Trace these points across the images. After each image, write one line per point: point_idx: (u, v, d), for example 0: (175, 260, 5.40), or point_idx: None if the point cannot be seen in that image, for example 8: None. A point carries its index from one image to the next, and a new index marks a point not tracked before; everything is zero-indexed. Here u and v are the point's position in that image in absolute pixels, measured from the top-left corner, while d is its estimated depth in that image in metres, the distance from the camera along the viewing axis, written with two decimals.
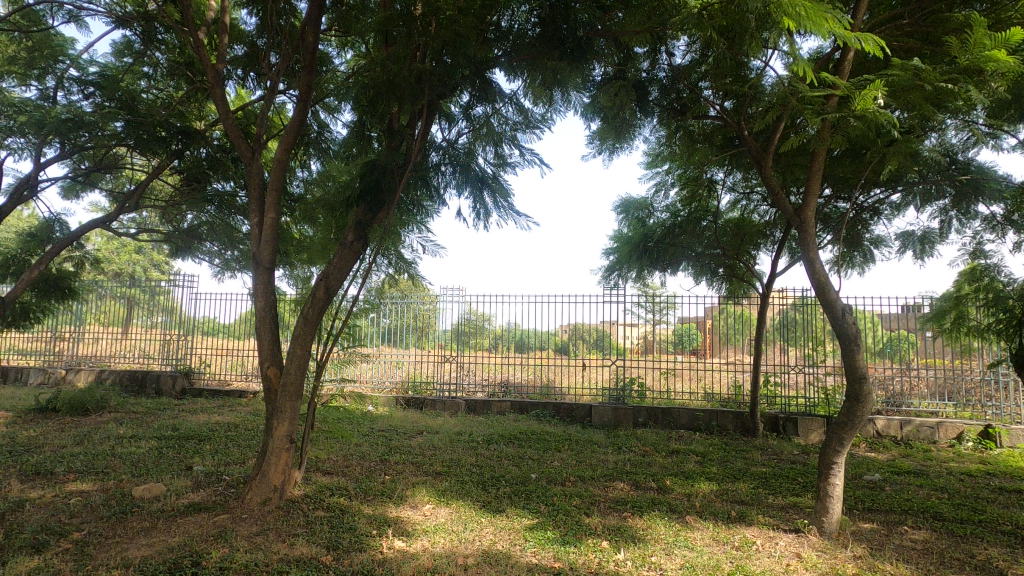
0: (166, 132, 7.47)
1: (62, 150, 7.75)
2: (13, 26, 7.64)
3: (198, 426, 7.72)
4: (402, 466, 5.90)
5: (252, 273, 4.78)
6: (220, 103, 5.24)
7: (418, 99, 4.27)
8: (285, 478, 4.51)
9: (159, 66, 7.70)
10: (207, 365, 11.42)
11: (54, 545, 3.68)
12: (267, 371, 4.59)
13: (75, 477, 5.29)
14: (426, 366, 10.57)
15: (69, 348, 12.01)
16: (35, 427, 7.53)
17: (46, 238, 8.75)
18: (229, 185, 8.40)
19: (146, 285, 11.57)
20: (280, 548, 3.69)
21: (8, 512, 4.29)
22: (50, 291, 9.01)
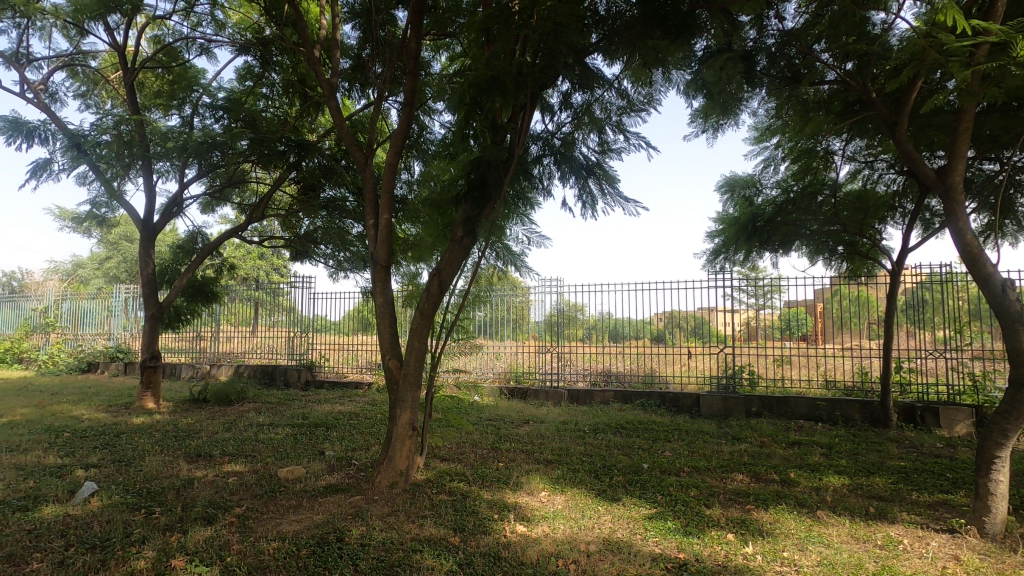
0: (285, 145, 8.16)
1: (200, 170, 8.72)
2: (158, 63, 8.69)
3: (325, 415, 8.40)
4: (514, 454, 6.05)
5: (370, 271, 5.10)
6: (335, 114, 5.62)
7: (521, 92, 4.32)
8: (409, 463, 4.79)
9: (275, 85, 8.42)
10: (326, 360, 12.41)
11: (222, 518, 4.18)
12: (389, 363, 4.90)
13: (229, 458, 5.98)
14: (526, 357, 10.70)
15: (211, 346, 13.52)
16: (192, 415, 8.57)
17: (193, 247, 10.08)
18: (334, 191, 9.04)
19: (268, 288, 12.68)
20: (411, 528, 3.94)
21: (182, 488, 4.94)
22: (197, 295, 10.21)
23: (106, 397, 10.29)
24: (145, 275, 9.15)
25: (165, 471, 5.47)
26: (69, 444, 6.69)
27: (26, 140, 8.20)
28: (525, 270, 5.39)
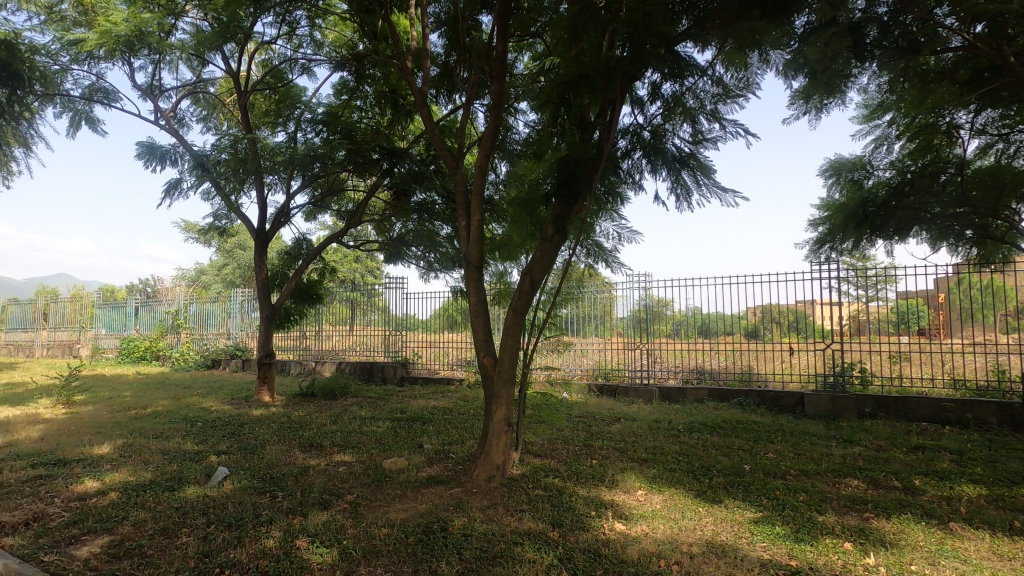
0: (378, 153, 8.58)
1: (303, 181, 9.39)
2: (266, 85, 9.47)
3: (421, 410, 8.78)
4: (607, 452, 6.00)
5: (463, 271, 5.25)
6: (426, 120, 5.82)
7: (611, 86, 4.27)
8: (505, 458, 4.90)
9: (368, 97, 8.86)
10: (419, 357, 12.93)
11: (336, 504, 4.51)
12: (483, 360, 5.04)
13: (338, 449, 6.42)
14: (613, 354, 10.54)
15: (315, 344, 14.53)
16: (303, 408, 9.27)
17: (299, 253, 10.90)
18: (424, 195, 9.39)
19: (364, 289, 13.42)
20: (510, 521, 4.04)
21: (299, 475, 5.37)
22: (304, 297, 11.02)
23: (229, 390, 11.37)
24: (259, 280, 10.01)
25: (284, 459, 5.97)
26: (202, 432, 7.47)
27: (160, 162, 9.24)
28: (615, 266, 5.33)
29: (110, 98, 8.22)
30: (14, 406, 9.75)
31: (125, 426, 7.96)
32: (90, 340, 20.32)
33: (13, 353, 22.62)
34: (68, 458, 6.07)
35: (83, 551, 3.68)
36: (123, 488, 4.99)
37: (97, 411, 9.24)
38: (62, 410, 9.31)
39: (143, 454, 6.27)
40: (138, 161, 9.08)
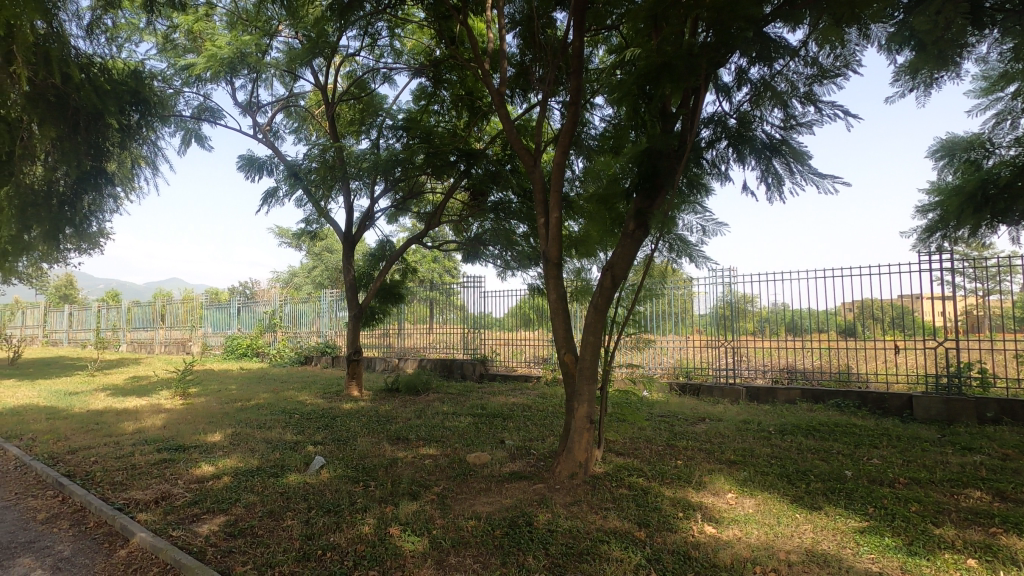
0: (455, 155, 8.78)
1: (386, 186, 9.79)
2: (350, 95, 9.98)
3: (501, 406, 8.92)
4: (693, 453, 5.81)
5: (543, 268, 5.28)
6: (504, 119, 5.88)
7: (695, 74, 4.12)
8: (588, 455, 4.87)
9: (445, 101, 9.08)
10: (497, 354, 13.11)
11: (424, 495, 4.68)
12: (564, 357, 5.05)
13: (423, 442, 6.66)
14: (695, 353, 10.18)
15: (398, 342, 15.12)
16: (389, 403, 9.69)
17: (383, 254, 11.40)
18: (500, 194, 9.49)
19: (443, 288, 13.80)
20: (595, 519, 4.01)
21: (389, 466, 5.63)
22: (388, 296, 11.50)
23: (322, 385, 12.09)
24: (347, 280, 10.56)
25: (375, 450, 6.28)
26: (300, 424, 7.99)
27: (259, 173, 9.98)
28: (700, 261, 5.15)
29: (215, 116, 8.98)
30: (141, 397, 10.91)
31: (233, 416, 8.68)
32: (200, 338, 22.27)
33: (137, 350, 25.24)
34: (187, 444, 6.71)
35: (204, 528, 4.06)
36: (234, 473, 5.44)
37: (210, 402, 10.13)
38: (180, 401, 10.29)
39: (250, 442, 6.81)
40: (240, 173, 9.87)
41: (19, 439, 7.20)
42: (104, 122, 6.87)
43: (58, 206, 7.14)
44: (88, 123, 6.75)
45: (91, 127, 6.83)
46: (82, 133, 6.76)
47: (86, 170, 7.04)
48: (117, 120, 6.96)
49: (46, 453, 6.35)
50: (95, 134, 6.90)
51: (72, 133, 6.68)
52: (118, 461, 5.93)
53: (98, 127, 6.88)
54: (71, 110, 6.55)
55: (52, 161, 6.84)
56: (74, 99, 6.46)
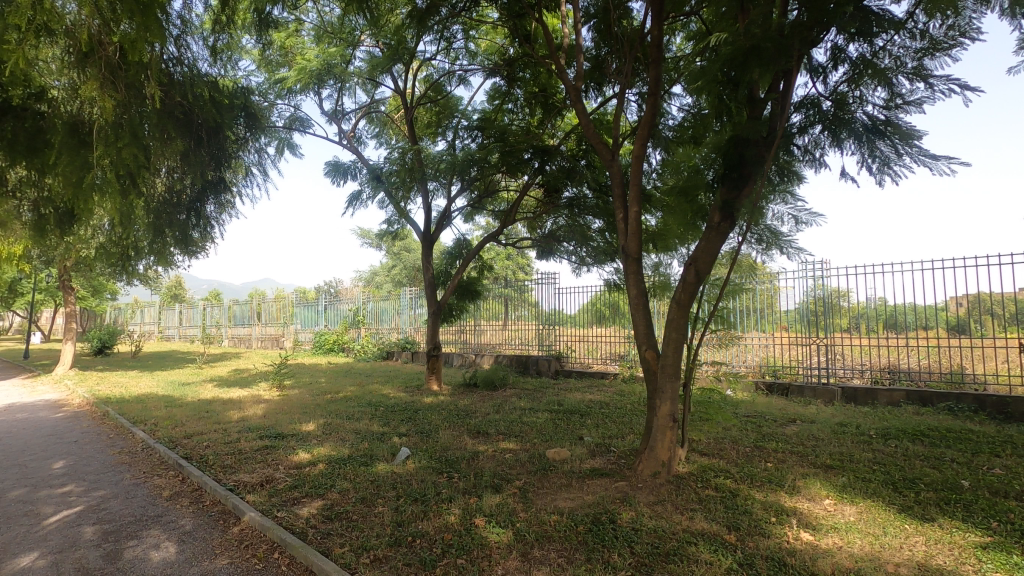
0: (530, 153, 8.82)
1: (462, 185, 10.00)
2: (427, 99, 10.26)
3: (577, 403, 8.89)
4: (783, 455, 5.52)
5: (622, 264, 5.20)
6: (581, 114, 5.81)
7: (786, 55, 3.91)
8: (671, 455, 4.75)
9: (519, 99, 9.13)
10: (573, 351, 13.05)
11: (506, 488, 4.76)
12: (645, 353, 4.97)
13: (503, 437, 6.77)
14: (782, 350, 9.63)
15: (474, 338, 15.42)
16: (467, 398, 9.92)
17: (459, 252, 11.66)
18: (574, 190, 9.43)
19: (517, 285, 13.94)
20: (681, 520, 3.91)
21: (471, 458, 5.77)
22: (465, 293, 11.76)
23: (403, 379, 12.58)
24: (426, 278, 10.91)
25: (457, 443, 6.45)
26: (385, 416, 8.36)
27: (344, 178, 10.51)
28: (792, 252, 4.87)
29: (305, 126, 9.55)
30: (243, 388, 11.85)
31: (325, 407, 9.23)
32: (291, 334, 23.78)
33: (237, 345, 27.35)
34: (285, 432, 7.21)
35: (304, 510, 4.36)
36: (328, 461, 5.78)
37: (303, 394, 10.83)
38: (277, 393, 11.06)
39: (340, 432, 7.21)
40: (327, 178, 10.44)
41: (144, 423, 8.03)
42: (223, 136, 5.68)
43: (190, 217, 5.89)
44: (212, 140, 5.57)
45: (212, 142, 5.61)
46: (205, 149, 5.52)
47: (207, 182, 5.77)
48: (232, 133, 5.86)
49: (167, 437, 7.05)
50: (217, 149, 5.68)
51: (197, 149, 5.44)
52: (227, 446, 6.47)
53: (219, 145, 5.67)
54: (194, 128, 5.32)
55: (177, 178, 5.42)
56: (202, 117, 5.30)
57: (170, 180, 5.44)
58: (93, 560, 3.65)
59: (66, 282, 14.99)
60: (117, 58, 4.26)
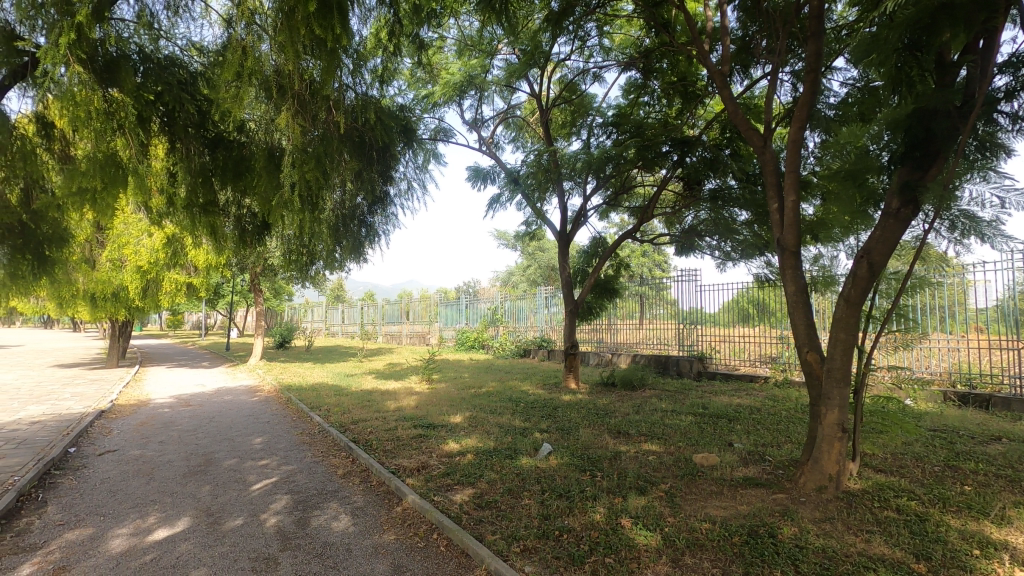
0: (668, 145, 8.45)
1: (596, 183, 9.95)
2: (562, 99, 10.33)
3: (724, 407, 8.38)
4: (986, 479, 4.70)
5: (778, 259, 4.79)
6: (727, 101, 5.42)
7: (988, 10, 3.34)
8: (840, 468, 4.29)
9: (656, 91, 8.77)
10: (717, 351, 12.30)
11: (652, 491, 4.64)
12: (807, 356, 4.56)
13: (645, 438, 6.61)
14: (979, 356, 8.17)
15: (610, 337, 15.22)
16: (606, 397, 9.84)
17: (596, 251, 11.62)
18: (717, 181, 8.91)
19: (654, 283, 13.52)
20: (855, 541, 3.52)
21: (614, 458, 5.73)
22: (604, 291, 11.69)
23: (542, 377, 12.86)
24: (564, 277, 11.04)
25: (598, 442, 6.44)
26: (525, 412, 8.61)
27: (484, 182, 11.00)
28: (996, 241, 4.13)
29: (448, 136, 10.16)
30: (398, 380, 12.96)
31: (470, 401, 9.76)
32: (436, 333, 25.45)
33: (390, 341, 29.91)
34: (435, 423, 7.76)
35: (457, 497, 4.66)
36: (475, 452, 6.11)
37: (449, 388, 11.53)
38: (426, 386, 11.93)
39: (485, 425, 7.58)
40: (469, 183, 11.01)
41: (319, 409, 9.14)
42: (392, 155, 5.97)
43: (358, 228, 6.20)
44: (382, 160, 5.90)
45: (381, 161, 5.92)
46: (376, 168, 5.86)
47: (376, 195, 6.10)
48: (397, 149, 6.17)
49: (339, 422, 7.95)
50: (385, 166, 5.98)
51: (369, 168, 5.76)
52: (387, 433, 7.13)
53: (387, 163, 6.03)
54: (366, 148, 5.60)
55: (351, 194, 5.62)
56: (372, 138, 5.54)
57: (345, 196, 5.60)
58: (287, 525, 4.24)
59: (257, 287, 17.58)
60: (306, 92, 4.62)
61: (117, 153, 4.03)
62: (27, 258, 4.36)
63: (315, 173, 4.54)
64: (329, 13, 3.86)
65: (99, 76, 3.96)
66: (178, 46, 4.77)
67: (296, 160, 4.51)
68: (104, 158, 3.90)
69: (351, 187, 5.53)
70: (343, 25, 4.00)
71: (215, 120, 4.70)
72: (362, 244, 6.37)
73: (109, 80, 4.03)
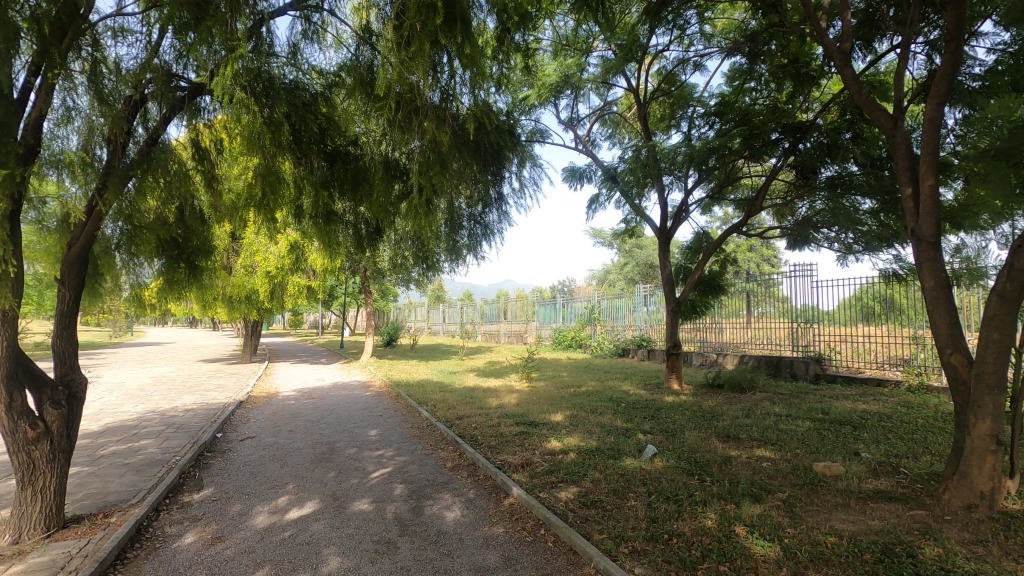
0: (778, 131, 7.93)
1: (698, 176, 9.56)
2: (660, 92, 10.02)
3: (848, 413, 7.69)
4: None
5: (914, 251, 4.34)
6: (849, 81, 4.98)
7: None
8: (994, 486, 3.79)
9: (763, 75, 8.24)
10: (837, 352, 11.33)
11: (768, 499, 4.40)
12: (950, 359, 4.09)
13: (757, 443, 6.26)
14: None
15: (715, 336, 14.54)
16: (712, 399, 9.40)
17: (700, 246, 11.13)
18: (836, 168, 8.24)
19: (763, 279, 12.71)
20: (1017, 569, 3.11)
21: (724, 463, 5.49)
22: (708, 289, 11.21)
23: (643, 377, 12.57)
24: (665, 275, 10.73)
25: (705, 446, 6.20)
26: (627, 412, 8.46)
27: (580, 181, 10.97)
28: None
29: (545, 136, 10.25)
30: (498, 378, 13.26)
31: (569, 400, 9.75)
32: (534, 332, 25.69)
33: (489, 340, 30.60)
34: (537, 421, 7.86)
35: (563, 494, 4.71)
36: (578, 451, 6.12)
37: (549, 387, 11.60)
38: (526, 384, 12.10)
39: (586, 425, 7.56)
40: (565, 183, 11.03)
41: (427, 405, 9.61)
42: (506, 159, 5.67)
43: (471, 225, 5.87)
44: (495, 163, 5.51)
45: (497, 166, 5.62)
46: (491, 171, 5.53)
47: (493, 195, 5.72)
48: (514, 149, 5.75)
49: (444, 418, 8.30)
50: (499, 167, 5.61)
51: (486, 172, 5.46)
52: (491, 429, 7.34)
53: (502, 166, 5.68)
54: (482, 152, 5.30)
55: (466, 199, 5.59)
56: (488, 143, 5.24)
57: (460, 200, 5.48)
58: (405, 512, 4.53)
59: (367, 289, 18.79)
60: (431, 108, 4.46)
61: (276, 170, 4.49)
62: (182, 266, 5.15)
63: (441, 178, 4.53)
64: (451, 26, 4.07)
65: (259, 100, 4.42)
66: (301, 70, 5.17)
67: (424, 167, 4.50)
68: (267, 175, 4.39)
69: (467, 193, 5.44)
70: (462, 36, 4.16)
71: (333, 135, 5.12)
72: (479, 244, 5.97)
73: (267, 101, 4.55)
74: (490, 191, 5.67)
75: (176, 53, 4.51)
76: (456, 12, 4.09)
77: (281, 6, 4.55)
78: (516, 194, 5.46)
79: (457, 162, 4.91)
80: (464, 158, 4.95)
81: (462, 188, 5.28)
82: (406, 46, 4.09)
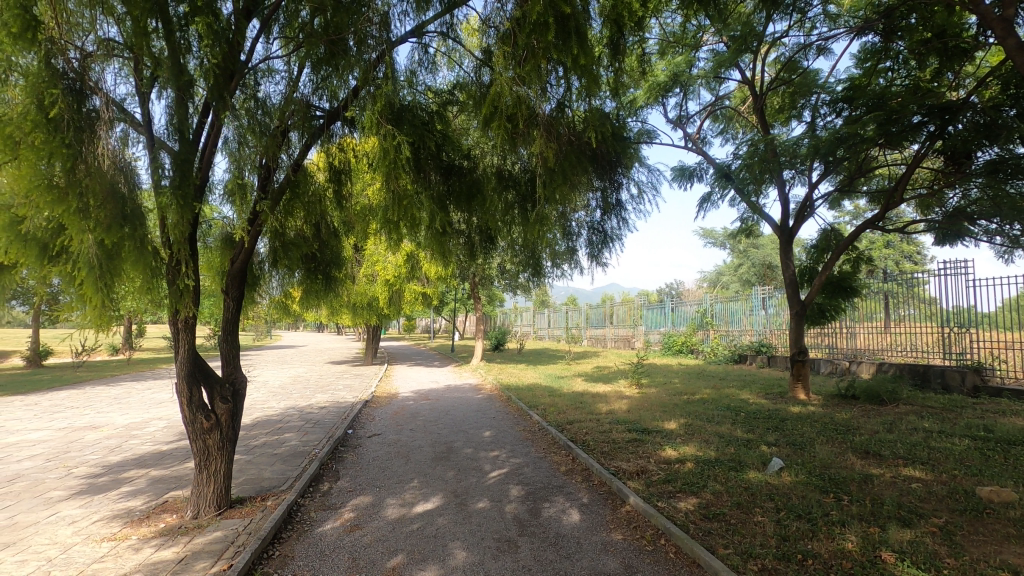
0: (923, 114, 7.11)
1: (824, 169, 8.84)
2: (779, 82, 9.42)
3: (1019, 432, 6.66)
4: None
5: None
6: (1013, 50, 4.36)
7: None
8: None
9: (901, 53, 7.48)
10: (1001, 361, 9.84)
11: (920, 524, 3.95)
12: None
13: (904, 462, 5.63)
14: None
15: (847, 342, 13.27)
16: (846, 411, 8.61)
17: (828, 245, 10.26)
18: (996, 151, 7.21)
19: (904, 278, 11.42)
20: None
21: (864, 481, 5.01)
22: (838, 290, 10.29)
23: (763, 385, 11.79)
24: (787, 276, 10.04)
25: (840, 462, 5.70)
26: (748, 422, 8.00)
27: (690, 181, 10.59)
28: None
29: (652, 137, 10.03)
30: (607, 384, 13.08)
31: (683, 408, 9.41)
32: (642, 336, 25.01)
33: (594, 345, 30.20)
34: (650, 428, 7.68)
35: (682, 505, 4.57)
36: (696, 461, 5.90)
37: (660, 393, 11.28)
38: (636, 390, 11.84)
39: (703, 434, 7.26)
40: (674, 183, 10.70)
41: (537, 409, 9.76)
42: (625, 169, 5.56)
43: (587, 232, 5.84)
44: (609, 169, 5.44)
45: (614, 174, 5.53)
46: (607, 178, 5.47)
47: (610, 202, 5.64)
48: (632, 154, 5.63)
49: (556, 422, 8.38)
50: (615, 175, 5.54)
51: (602, 180, 5.43)
52: (603, 435, 7.29)
53: (619, 174, 5.60)
54: (597, 161, 5.29)
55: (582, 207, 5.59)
56: (603, 149, 5.19)
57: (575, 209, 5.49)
58: (523, 513, 4.65)
59: (476, 295, 19.45)
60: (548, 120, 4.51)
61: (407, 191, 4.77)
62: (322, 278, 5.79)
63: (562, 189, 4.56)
64: (568, 39, 4.17)
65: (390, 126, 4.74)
66: (419, 91, 5.50)
67: (546, 179, 4.51)
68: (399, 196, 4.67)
69: (582, 201, 5.44)
70: (580, 47, 4.21)
71: (449, 150, 5.37)
72: (599, 253, 5.91)
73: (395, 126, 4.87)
74: (608, 199, 5.61)
75: (312, 86, 5.03)
76: (572, 25, 4.18)
77: (404, 34, 4.88)
78: (636, 202, 5.36)
79: (576, 173, 4.90)
80: (582, 168, 4.94)
81: (579, 197, 5.26)
82: (525, 66, 4.27)
